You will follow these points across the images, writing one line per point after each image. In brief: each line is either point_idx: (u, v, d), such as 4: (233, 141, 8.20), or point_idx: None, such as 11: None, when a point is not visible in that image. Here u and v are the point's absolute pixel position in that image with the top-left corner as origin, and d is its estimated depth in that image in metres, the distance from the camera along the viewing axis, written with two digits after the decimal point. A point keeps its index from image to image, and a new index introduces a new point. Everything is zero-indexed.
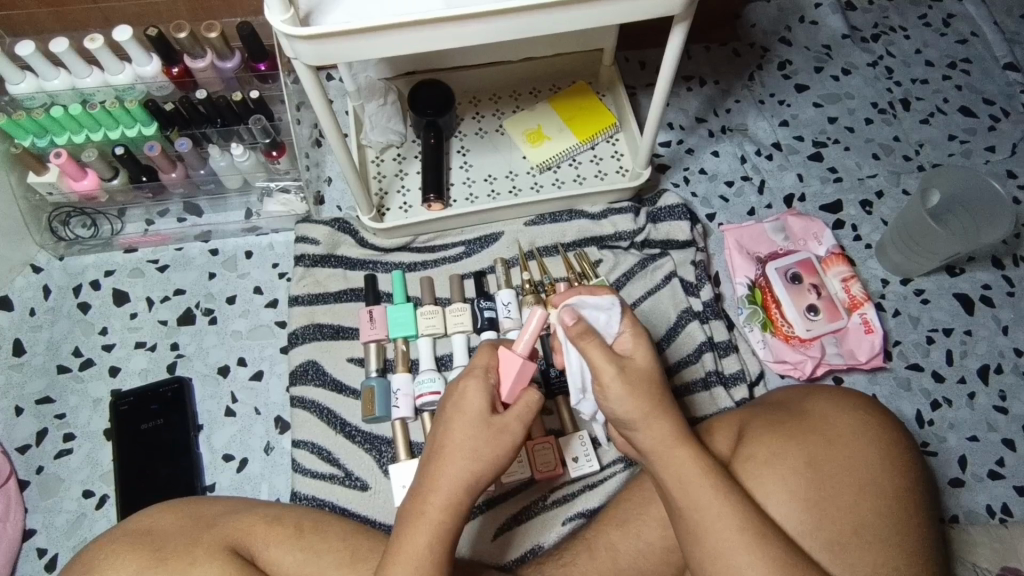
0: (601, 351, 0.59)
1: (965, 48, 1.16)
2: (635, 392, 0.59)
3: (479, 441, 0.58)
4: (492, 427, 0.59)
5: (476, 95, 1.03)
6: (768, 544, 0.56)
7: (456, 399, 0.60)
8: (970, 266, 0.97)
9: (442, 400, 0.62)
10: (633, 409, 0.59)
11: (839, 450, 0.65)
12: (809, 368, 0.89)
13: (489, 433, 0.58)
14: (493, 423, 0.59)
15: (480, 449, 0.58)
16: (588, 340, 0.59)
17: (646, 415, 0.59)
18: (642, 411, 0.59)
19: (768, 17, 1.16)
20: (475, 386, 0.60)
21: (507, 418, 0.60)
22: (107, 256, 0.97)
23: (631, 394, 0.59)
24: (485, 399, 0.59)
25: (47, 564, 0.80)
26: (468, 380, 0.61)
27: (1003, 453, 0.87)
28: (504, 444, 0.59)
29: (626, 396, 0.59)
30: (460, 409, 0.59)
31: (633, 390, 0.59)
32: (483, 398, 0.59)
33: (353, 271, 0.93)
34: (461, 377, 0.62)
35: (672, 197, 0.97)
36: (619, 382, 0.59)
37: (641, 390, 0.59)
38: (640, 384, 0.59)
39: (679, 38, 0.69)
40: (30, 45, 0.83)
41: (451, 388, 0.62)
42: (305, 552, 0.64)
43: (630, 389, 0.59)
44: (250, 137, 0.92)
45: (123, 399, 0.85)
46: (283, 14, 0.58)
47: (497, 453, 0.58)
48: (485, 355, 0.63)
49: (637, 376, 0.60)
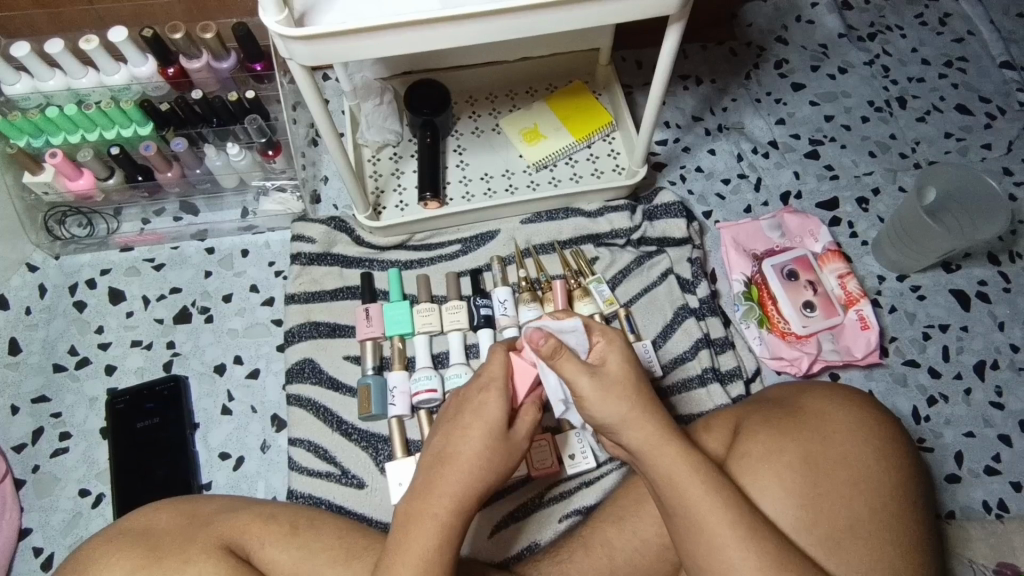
0: (573, 364, 0.61)
1: (962, 46, 1.15)
2: (612, 397, 0.61)
3: (492, 450, 0.60)
4: (504, 438, 0.61)
5: (473, 95, 1.03)
6: (761, 538, 0.57)
7: (474, 407, 0.62)
8: (966, 262, 0.97)
9: (451, 409, 0.64)
10: (612, 411, 0.61)
11: (834, 446, 0.66)
12: (805, 364, 0.89)
13: (501, 442, 0.61)
14: (505, 434, 0.61)
15: (490, 458, 0.60)
16: (562, 356, 0.61)
17: (628, 414, 0.61)
18: (623, 411, 0.61)
19: (764, 16, 1.16)
20: (495, 397, 0.62)
21: (518, 433, 0.62)
22: (103, 255, 0.97)
23: (607, 398, 0.61)
24: (503, 411, 0.61)
25: (44, 562, 0.80)
26: (490, 391, 0.62)
27: (999, 449, 0.87)
28: (510, 458, 0.61)
29: (603, 400, 0.61)
30: (475, 417, 0.61)
31: (611, 391, 0.61)
32: (501, 409, 0.61)
33: (350, 269, 0.93)
34: (476, 387, 0.63)
35: (668, 194, 0.97)
36: (592, 390, 0.61)
37: (618, 393, 0.61)
38: (615, 389, 0.62)
39: (674, 38, 0.69)
40: (25, 46, 0.84)
41: (466, 396, 0.63)
42: (300, 549, 0.64)
43: (605, 393, 0.61)
44: (247, 138, 0.93)
45: (118, 398, 0.85)
46: (277, 15, 0.59)
47: (506, 463, 0.61)
48: (501, 361, 0.63)
49: (613, 381, 0.62)
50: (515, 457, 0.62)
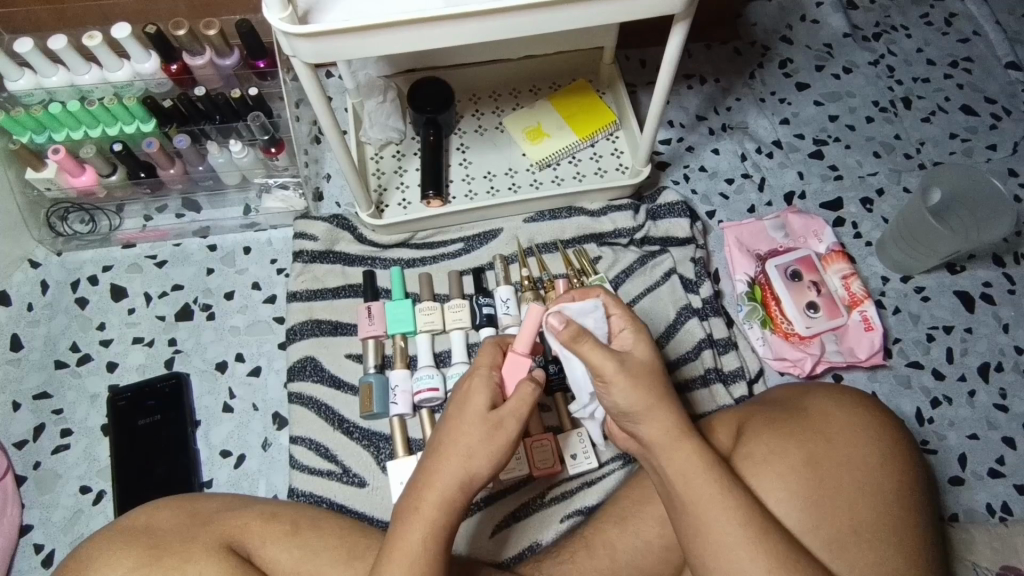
0: (599, 352, 0.59)
1: (968, 47, 1.15)
2: (637, 388, 0.59)
3: (478, 440, 0.58)
4: (490, 424, 0.58)
5: (476, 92, 1.03)
6: (770, 541, 0.56)
7: (461, 397, 0.60)
8: (970, 263, 0.97)
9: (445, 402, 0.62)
10: (637, 402, 0.59)
11: (839, 449, 0.65)
12: (808, 365, 0.89)
13: (487, 433, 0.58)
14: (491, 419, 0.59)
15: (481, 448, 0.58)
16: (584, 342, 0.59)
17: (652, 405, 0.60)
18: (645, 403, 0.60)
19: (768, 16, 1.16)
20: (478, 385, 0.60)
21: (505, 413, 0.59)
22: (106, 252, 0.97)
23: (634, 388, 0.59)
24: (487, 395, 0.60)
25: (45, 558, 0.80)
26: (474, 378, 0.61)
27: (1002, 452, 0.87)
28: (501, 442, 0.58)
29: (630, 392, 0.59)
30: (463, 410, 0.59)
31: (637, 384, 0.59)
32: (485, 397, 0.59)
33: (352, 267, 0.93)
34: (464, 378, 0.62)
35: (671, 194, 0.97)
36: (619, 375, 0.59)
37: (643, 381, 0.60)
38: (642, 376, 0.60)
39: (678, 37, 0.69)
40: (28, 41, 0.83)
41: (454, 390, 0.62)
42: (300, 549, 0.64)
43: (632, 385, 0.59)
44: (250, 134, 0.92)
45: (121, 395, 0.86)
46: (281, 12, 0.58)
47: (493, 453, 0.58)
48: (489, 352, 0.63)
49: (637, 372, 0.60)
50: (503, 438, 0.58)
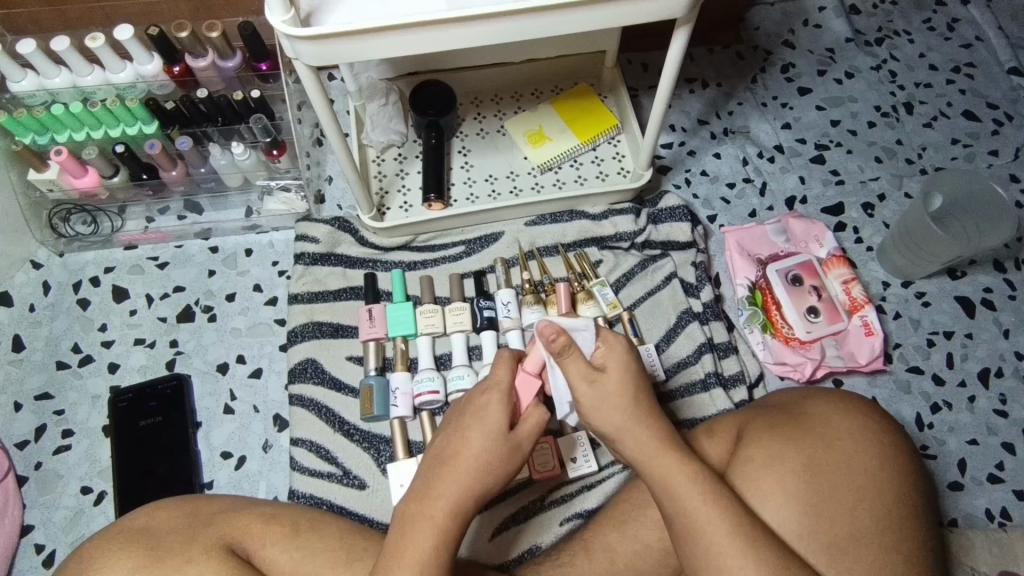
0: (579, 365, 0.61)
1: (970, 52, 1.15)
2: (610, 413, 0.61)
3: (494, 454, 0.59)
4: (507, 442, 0.59)
5: (478, 96, 1.03)
6: (761, 549, 0.56)
7: (475, 409, 0.61)
8: (971, 269, 0.97)
9: (456, 412, 0.62)
10: (608, 424, 0.61)
11: (838, 453, 0.65)
12: (809, 370, 0.89)
13: (501, 446, 0.59)
14: (509, 437, 0.60)
15: (496, 464, 0.59)
16: (570, 354, 0.60)
17: (623, 426, 0.61)
18: (618, 425, 0.61)
19: (771, 20, 1.16)
20: (496, 400, 0.61)
21: (520, 434, 0.61)
22: (107, 253, 0.97)
23: (600, 413, 0.61)
24: (506, 414, 0.60)
25: (45, 558, 0.80)
26: (490, 392, 0.61)
27: (1002, 457, 0.87)
28: (516, 460, 0.60)
29: (597, 414, 0.61)
30: (479, 421, 0.60)
31: (605, 410, 0.61)
32: (503, 413, 0.60)
33: (353, 270, 0.93)
34: (479, 390, 0.62)
35: (673, 198, 0.97)
36: (590, 399, 0.61)
37: (614, 406, 0.60)
38: (611, 402, 0.61)
39: (680, 42, 0.69)
40: (31, 42, 0.83)
41: (468, 399, 0.62)
42: (300, 551, 0.64)
43: (599, 410, 0.61)
44: (251, 137, 0.92)
45: (122, 396, 0.86)
46: (284, 14, 0.58)
47: (505, 467, 0.59)
48: (505, 365, 0.63)
49: (609, 395, 0.61)
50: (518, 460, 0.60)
